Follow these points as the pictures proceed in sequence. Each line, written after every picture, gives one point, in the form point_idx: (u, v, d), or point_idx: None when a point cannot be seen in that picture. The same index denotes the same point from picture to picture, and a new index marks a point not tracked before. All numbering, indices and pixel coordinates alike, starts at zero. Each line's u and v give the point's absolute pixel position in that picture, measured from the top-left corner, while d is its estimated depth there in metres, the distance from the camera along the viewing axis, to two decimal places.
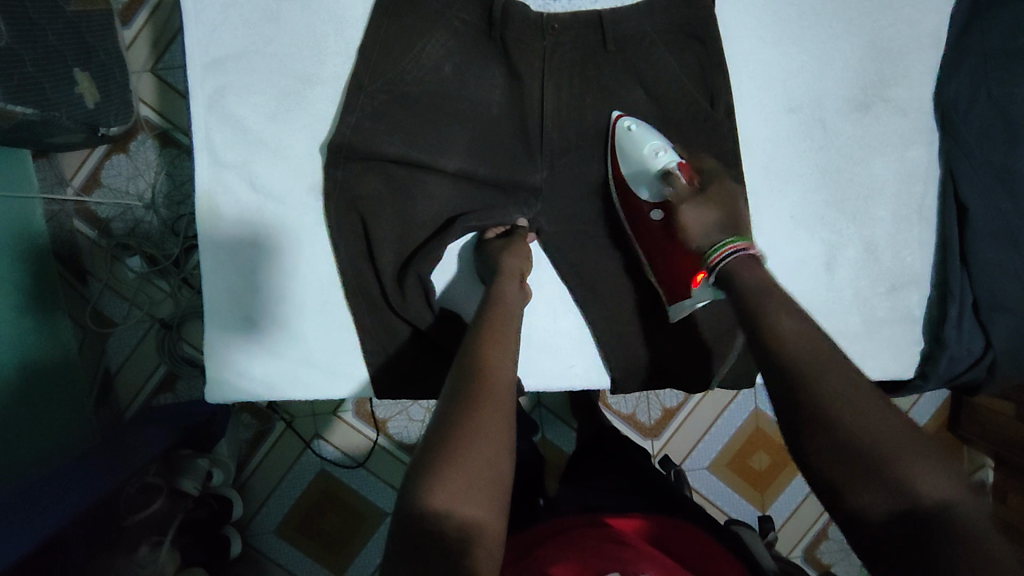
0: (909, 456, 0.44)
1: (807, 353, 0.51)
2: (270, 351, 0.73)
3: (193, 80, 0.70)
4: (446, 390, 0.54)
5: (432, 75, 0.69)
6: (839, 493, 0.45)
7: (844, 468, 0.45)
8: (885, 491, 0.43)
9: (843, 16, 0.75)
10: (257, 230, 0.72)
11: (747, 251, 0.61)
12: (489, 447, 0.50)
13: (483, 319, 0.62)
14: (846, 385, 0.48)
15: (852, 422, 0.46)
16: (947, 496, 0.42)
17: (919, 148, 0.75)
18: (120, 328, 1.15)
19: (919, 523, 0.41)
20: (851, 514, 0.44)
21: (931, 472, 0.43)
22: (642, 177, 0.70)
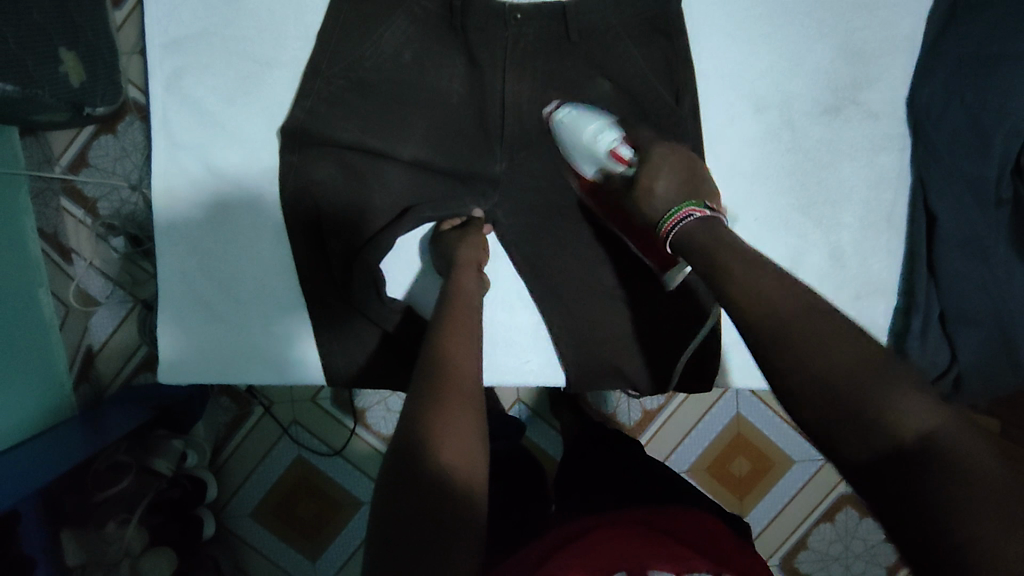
0: (883, 387, 0.41)
1: (749, 298, 0.49)
2: (223, 338, 0.75)
3: (153, 60, 0.73)
4: (415, 377, 0.54)
5: (391, 62, 0.70)
6: (824, 436, 0.42)
7: (828, 408, 0.42)
8: (866, 428, 0.40)
9: (816, 16, 0.74)
10: (211, 211, 0.74)
11: (688, 220, 0.59)
12: (448, 443, 0.49)
13: (443, 311, 0.61)
14: (811, 325, 0.45)
15: (823, 361, 0.43)
16: (930, 421, 0.39)
17: (892, 154, 0.74)
18: (104, 306, 1.16)
19: (905, 459, 0.38)
20: (839, 458, 0.42)
21: (914, 401, 0.40)
22: (594, 163, 0.69)
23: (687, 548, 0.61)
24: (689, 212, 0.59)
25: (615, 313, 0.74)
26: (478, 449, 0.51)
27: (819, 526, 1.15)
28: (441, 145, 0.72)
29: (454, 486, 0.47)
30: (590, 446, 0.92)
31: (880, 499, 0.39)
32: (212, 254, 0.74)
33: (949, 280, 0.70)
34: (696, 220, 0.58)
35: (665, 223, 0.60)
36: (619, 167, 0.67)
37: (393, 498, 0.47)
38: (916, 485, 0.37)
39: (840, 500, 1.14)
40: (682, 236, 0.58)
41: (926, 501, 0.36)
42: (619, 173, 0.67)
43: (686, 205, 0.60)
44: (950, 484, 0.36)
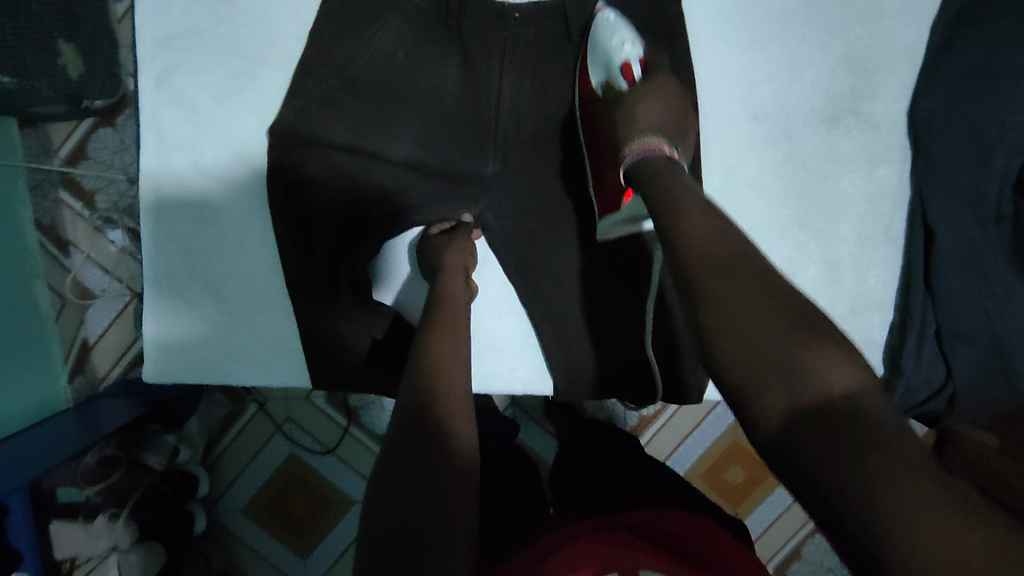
0: (814, 347, 0.39)
1: (698, 257, 0.46)
2: (208, 337, 0.74)
3: (144, 57, 0.73)
4: (406, 379, 0.54)
5: (385, 61, 0.69)
6: (746, 393, 0.40)
7: (753, 364, 0.40)
8: (794, 387, 0.38)
9: (817, 25, 0.73)
10: (202, 210, 0.73)
11: (655, 151, 0.58)
12: (431, 459, 0.47)
13: (430, 320, 0.60)
14: (748, 284, 0.43)
15: (759, 322, 0.41)
16: (856, 387, 0.38)
17: (891, 167, 0.73)
18: (100, 300, 1.14)
19: (829, 418, 0.37)
20: (756, 419, 0.40)
21: (841, 364, 0.39)
22: (603, 67, 0.67)
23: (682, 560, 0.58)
24: (653, 146, 0.58)
25: (607, 319, 0.73)
26: (471, 464, 0.49)
27: (813, 537, 1.14)
28: (433, 145, 0.71)
29: (444, 503, 0.46)
30: (584, 443, 0.90)
31: (786, 461, 0.37)
32: (199, 252, 0.73)
33: (946, 297, 0.68)
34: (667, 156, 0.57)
35: (632, 145, 0.59)
36: (621, 82, 0.66)
37: (382, 510, 0.46)
38: (836, 446, 0.35)
39: None
40: (650, 156, 0.57)
41: (837, 460, 0.35)
42: (620, 86, 0.65)
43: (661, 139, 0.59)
44: (865, 443, 0.35)
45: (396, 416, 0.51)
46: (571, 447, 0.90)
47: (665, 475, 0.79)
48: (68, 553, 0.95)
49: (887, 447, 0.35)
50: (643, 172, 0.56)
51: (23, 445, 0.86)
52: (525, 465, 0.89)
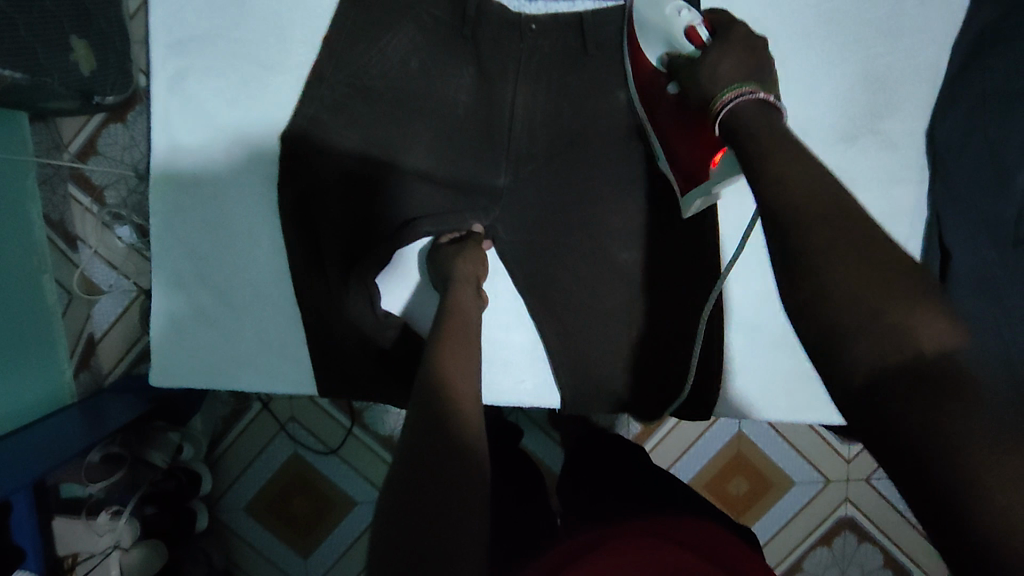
0: (916, 308, 0.39)
1: (800, 228, 0.44)
2: (215, 341, 0.75)
3: (157, 61, 0.73)
4: (416, 393, 0.52)
5: (398, 69, 0.69)
6: (828, 352, 0.40)
7: (846, 314, 0.40)
8: (889, 338, 0.38)
9: (837, 41, 0.73)
10: (212, 214, 0.74)
11: (750, 98, 0.54)
12: (441, 473, 0.47)
13: (437, 333, 0.59)
14: (859, 250, 0.42)
15: (839, 275, 0.41)
16: (951, 348, 0.37)
17: (908, 186, 0.72)
18: (108, 294, 1.13)
19: (923, 374, 0.37)
20: (839, 370, 0.40)
21: (939, 325, 0.38)
22: (663, 39, 0.63)
23: (697, 558, 0.57)
24: (748, 93, 0.54)
25: (618, 332, 0.73)
26: (482, 480, 0.48)
27: (817, 549, 1.12)
28: (444, 155, 0.70)
29: (455, 519, 0.45)
30: (591, 451, 0.89)
31: (865, 411, 0.38)
32: (208, 257, 0.74)
33: None
34: (761, 100, 0.54)
35: (725, 93, 0.55)
36: (688, 47, 0.62)
37: (391, 526, 0.45)
38: (925, 398, 0.35)
39: (839, 524, 1.12)
40: (753, 106, 0.54)
41: (924, 412, 0.35)
42: (689, 48, 0.62)
43: (752, 85, 0.55)
44: (954, 396, 0.35)
45: (406, 423, 0.51)
46: (580, 459, 0.88)
47: (674, 486, 0.79)
48: (70, 549, 0.98)
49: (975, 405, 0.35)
50: (745, 131, 0.52)
51: (25, 442, 0.86)
52: (531, 475, 0.88)
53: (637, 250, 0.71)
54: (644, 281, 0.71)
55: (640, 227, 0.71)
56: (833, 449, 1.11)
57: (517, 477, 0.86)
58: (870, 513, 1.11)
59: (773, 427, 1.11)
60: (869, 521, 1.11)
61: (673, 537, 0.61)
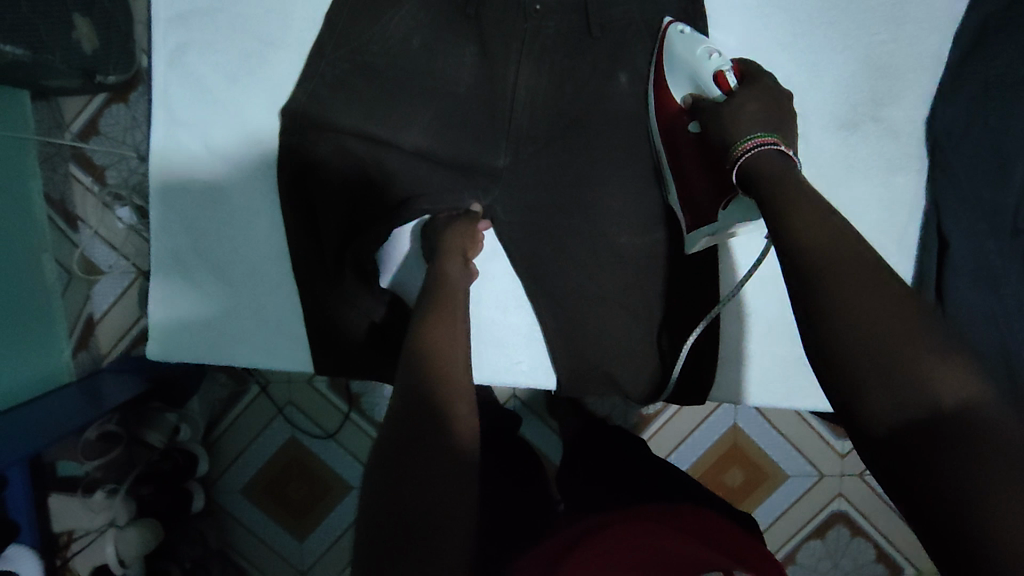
0: (930, 351, 0.39)
1: (810, 263, 0.44)
2: (213, 317, 0.76)
3: (158, 34, 0.74)
4: (414, 372, 0.52)
5: (399, 47, 0.69)
6: (850, 393, 0.40)
7: (868, 359, 0.40)
8: (905, 390, 0.38)
9: (839, 27, 0.73)
10: (213, 189, 0.74)
11: (772, 148, 0.55)
12: (431, 448, 0.47)
13: (434, 309, 0.58)
14: (869, 285, 0.42)
15: (854, 315, 0.41)
16: (973, 401, 0.37)
17: (908, 175, 0.72)
18: (108, 275, 1.14)
19: (941, 426, 0.37)
20: (860, 422, 0.39)
21: (960, 376, 0.38)
22: (692, 80, 0.67)
23: (696, 544, 0.57)
24: (771, 143, 0.55)
25: (615, 317, 0.73)
26: (473, 457, 0.49)
27: (811, 541, 1.13)
28: (443, 135, 0.70)
29: (445, 492, 0.45)
30: (589, 440, 0.89)
31: (890, 465, 0.38)
32: (207, 234, 0.74)
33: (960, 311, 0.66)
34: (782, 152, 0.55)
35: (744, 141, 0.56)
36: (715, 91, 0.65)
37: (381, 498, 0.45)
38: (944, 457, 0.36)
39: (833, 517, 1.12)
40: (764, 157, 0.55)
41: (951, 470, 0.35)
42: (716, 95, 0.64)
43: (773, 136, 0.56)
44: (980, 463, 0.35)
45: (396, 398, 0.51)
46: (576, 449, 0.88)
47: (670, 473, 0.79)
48: (65, 526, 1.00)
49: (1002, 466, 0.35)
50: (757, 168, 0.54)
51: (27, 416, 0.87)
52: (529, 461, 0.88)
53: (634, 234, 0.71)
54: (644, 267, 0.72)
55: (640, 211, 0.71)
56: (830, 442, 1.11)
57: (514, 462, 0.87)
58: (864, 507, 1.12)
59: (768, 418, 1.11)
60: (861, 516, 1.12)
61: (675, 525, 0.61)
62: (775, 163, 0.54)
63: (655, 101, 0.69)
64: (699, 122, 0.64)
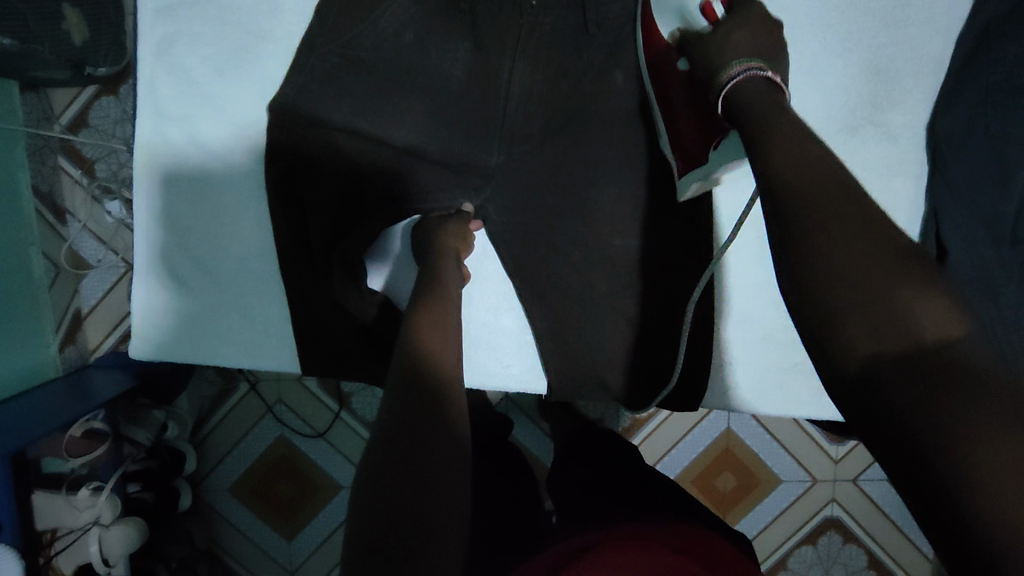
0: (913, 294, 0.38)
1: (797, 215, 0.42)
2: (199, 315, 0.74)
3: (144, 25, 0.72)
4: (400, 379, 0.50)
5: (392, 41, 0.67)
6: (827, 334, 0.39)
7: (848, 302, 0.39)
8: (885, 327, 0.38)
9: (840, 28, 0.72)
10: (200, 185, 0.73)
11: (757, 74, 0.55)
12: (418, 454, 0.46)
13: (422, 310, 0.57)
14: (854, 236, 0.41)
15: (837, 262, 0.40)
16: (951, 337, 0.36)
17: (907, 181, 0.73)
18: (96, 270, 1.11)
19: (917, 361, 0.36)
20: (833, 359, 0.39)
21: (939, 311, 0.37)
22: (678, 14, 0.67)
23: (689, 562, 0.56)
24: (756, 69, 0.55)
25: (609, 320, 0.72)
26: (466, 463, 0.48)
27: (802, 547, 1.12)
28: (436, 132, 0.69)
29: (438, 498, 0.44)
30: (582, 444, 0.88)
31: (862, 402, 0.37)
32: (192, 230, 0.73)
33: None
34: (767, 79, 0.55)
35: (732, 69, 0.56)
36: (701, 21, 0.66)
37: (374, 506, 0.44)
38: (917, 392, 0.35)
39: (825, 523, 1.11)
40: (748, 82, 0.55)
41: (915, 402, 0.35)
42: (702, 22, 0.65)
43: (759, 63, 0.56)
44: (954, 401, 0.34)
45: (383, 404, 0.50)
46: (569, 453, 0.86)
47: (663, 483, 0.78)
48: (49, 523, 0.94)
49: (972, 392, 0.34)
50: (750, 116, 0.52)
51: (12, 411, 0.87)
52: (521, 465, 0.87)
53: (630, 236, 0.70)
54: (640, 271, 0.71)
55: (635, 214, 0.70)
56: (822, 448, 1.10)
57: (505, 466, 0.85)
58: (856, 513, 1.11)
59: (760, 422, 1.10)
60: (854, 522, 1.11)
61: (672, 546, 0.60)
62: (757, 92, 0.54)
63: (655, 89, 0.66)
64: (688, 58, 0.63)
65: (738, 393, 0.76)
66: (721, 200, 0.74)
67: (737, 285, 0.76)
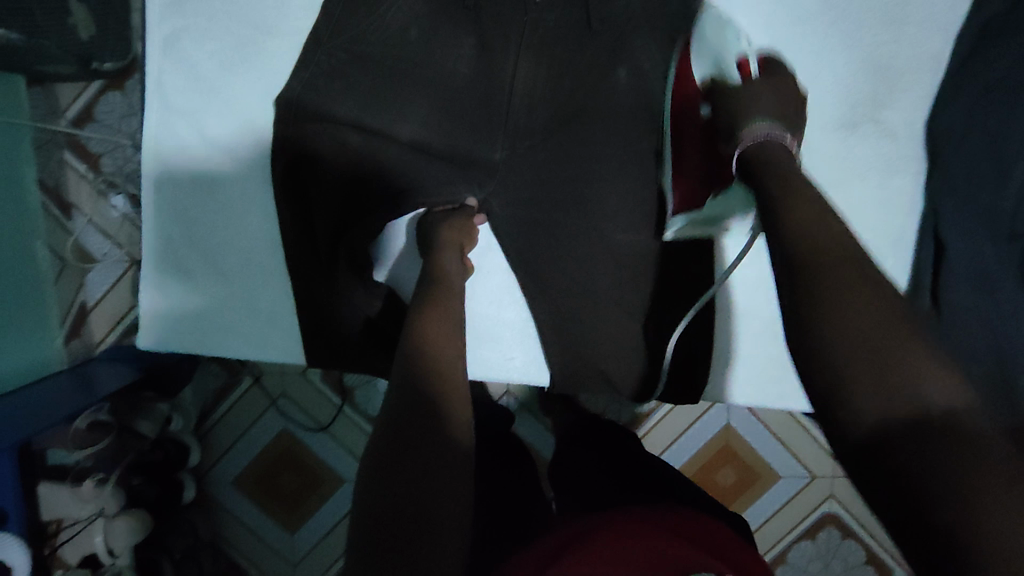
0: (921, 363, 0.38)
1: (807, 268, 0.44)
2: (205, 306, 0.75)
3: (153, 20, 0.73)
4: (406, 369, 0.51)
5: (397, 37, 0.68)
6: (837, 397, 0.39)
7: (857, 365, 0.39)
8: (894, 393, 0.37)
9: (840, 26, 0.73)
10: (207, 179, 0.74)
11: (776, 139, 0.57)
12: (421, 443, 0.47)
13: (426, 302, 0.58)
14: (862, 301, 0.41)
15: (848, 324, 0.40)
16: (958, 410, 0.36)
17: (906, 177, 0.73)
18: (101, 264, 1.12)
19: (926, 430, 0.36)
20: (843, 423, 0.38)
21: (945, 383, 0.37)
22: (714, 60, 0.67)
23: (689, 547, 0.57)
24: (776, 133, 0.58)
25: (611, 314, 0.72)
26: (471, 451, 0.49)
27: (801, 542, 1.13)
28: (441, 127, 0.70)
29: (444, 487, 0.45)
30: (584, 435, 0.88)
31: (871, 470, 0.36)
32: (199, 223, 0.74)
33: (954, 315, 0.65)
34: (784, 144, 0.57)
35: (753, 128, 0.58)
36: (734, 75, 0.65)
37: (380, 493, 0.45)
38: (927, 461, 0.34)
39: (824, 518, 1.12)
40: (764, 147, 0.57)
41: (927, 469, 0.34)
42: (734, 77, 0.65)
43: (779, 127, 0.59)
44: (964, 475, 0.33)
45: (389, 395, 0.50)
46: (570, 445, 0.87)
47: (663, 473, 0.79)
48: (55, 515, 0.95)
49: (985, 468, 0.34)
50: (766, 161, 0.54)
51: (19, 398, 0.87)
52: (523, 458, 0.88)
53: (632, 230, 0.71)
54: (642, 267, 0.72)
55: (637, 208, 0.70)
56: (820, 443, 1.11)
57: (508, 458, 0.86)
58: (855, 509, 1.11)
59: (760, 418, 1.11)
60: (852, 517, 1.12)
61: (672, 527, 0.61)
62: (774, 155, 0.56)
63: (672, 97, 0.68)
64: (712, 105, 0.65)
65: (735, 389, 0.77)
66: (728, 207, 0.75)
67: (742, 312, 0.77)
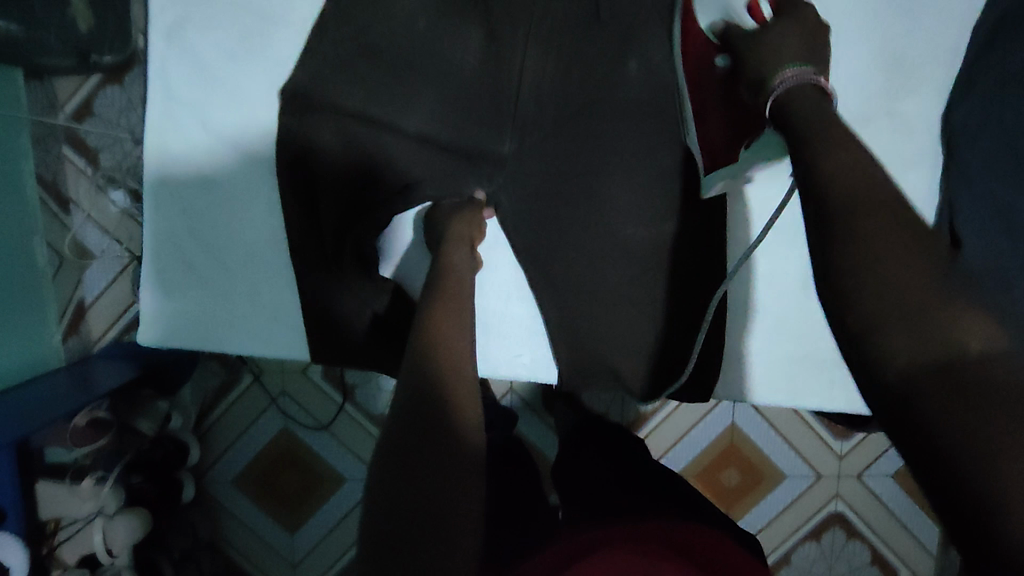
0: (955, 305, 0.37)
1: (834, 214, 0.42)
2: (207, 301, 0.74)
3: (156, 9, 0.71)
4: (415, 366, 0.50)
5: (404, 29, 0.67)
6: (865, 338, 0.38)
7: (889, 306, 0.38)
8: (923, 334, 0.36)
9: (856, 17, 0.72)
10: (210, 172, 0.72)
11: (812, 81, 0.51)
12: (429, 443, 0.45)
13: (434, 296, 0.56)
14: (891, 237, 0.40)
15: (881, 270, 0.39)
16: (994, 349, 0.35)
17: (921, 173, 0.73)
18: (99, 260, 1.10)
19: (959, 371, 0.35)
20: (871, 363, 0.37)
21: (983, 326, 0.36)
22: (721, 11, 0.65)
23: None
24: (809, 76, 0.51)
25: (621, 311, 0.71)
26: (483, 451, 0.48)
27: (806, 542, 1.11)
28: (448, 120, 0.68)
29: (455, 488, 0.44)
30: (589, 435, 0.87)
31: (901, 412, 0.36)
32: (203, 216, 0.73)
33: None
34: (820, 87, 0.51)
35: (787, 70, 0.52)
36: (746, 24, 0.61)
37: (391, 495, 0.44)
38: (961, 403, 0.34)
39: (829, 519, 1.11)
40: (801, 89, 0.51)
41: (959, 412, 0.34)
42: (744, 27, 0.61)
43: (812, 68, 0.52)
44: (997, 417, 0.33)
45: (397, 392, 0.49)
46: (575, 443, 0.86)
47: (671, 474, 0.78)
48: (53, 513, 0.94)
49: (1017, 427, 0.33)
50: (792, 118, 0.50)
51: (20, 392, 0.86)
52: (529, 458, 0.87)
53: (642, 226, 0.70)
54: (652, 263, 0.70)
55: (647, 204, 0.69)
56: (826, 442, 1.10)
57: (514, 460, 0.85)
58: (861, 509, 1.11)
59: (765, 417, 1.10)
60: (857, 517, 1.11)
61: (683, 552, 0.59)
62: (811, 104, 0.50)
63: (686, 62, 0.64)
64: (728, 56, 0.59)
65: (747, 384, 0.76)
66: (752, 199, 0.73)
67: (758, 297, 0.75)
